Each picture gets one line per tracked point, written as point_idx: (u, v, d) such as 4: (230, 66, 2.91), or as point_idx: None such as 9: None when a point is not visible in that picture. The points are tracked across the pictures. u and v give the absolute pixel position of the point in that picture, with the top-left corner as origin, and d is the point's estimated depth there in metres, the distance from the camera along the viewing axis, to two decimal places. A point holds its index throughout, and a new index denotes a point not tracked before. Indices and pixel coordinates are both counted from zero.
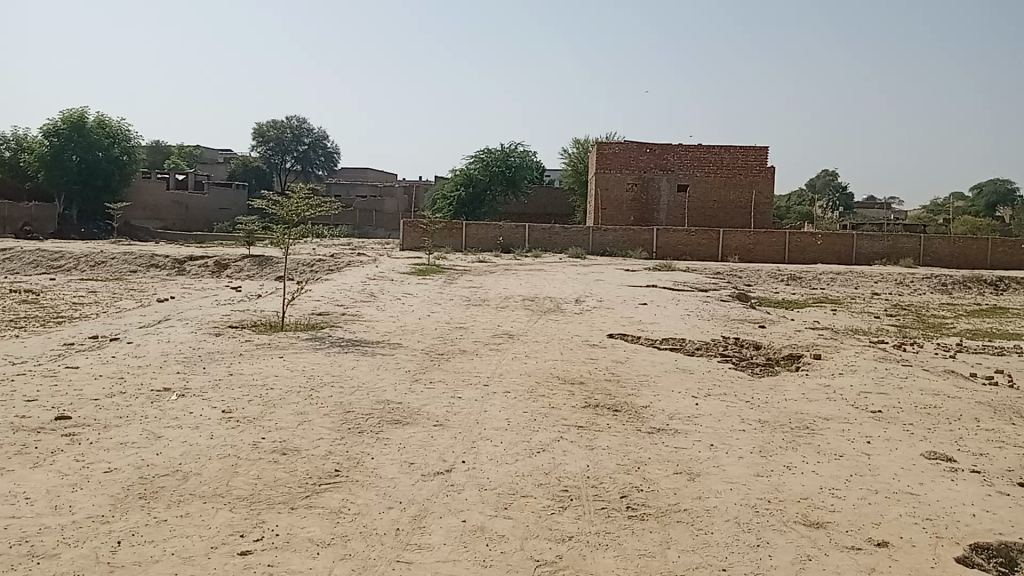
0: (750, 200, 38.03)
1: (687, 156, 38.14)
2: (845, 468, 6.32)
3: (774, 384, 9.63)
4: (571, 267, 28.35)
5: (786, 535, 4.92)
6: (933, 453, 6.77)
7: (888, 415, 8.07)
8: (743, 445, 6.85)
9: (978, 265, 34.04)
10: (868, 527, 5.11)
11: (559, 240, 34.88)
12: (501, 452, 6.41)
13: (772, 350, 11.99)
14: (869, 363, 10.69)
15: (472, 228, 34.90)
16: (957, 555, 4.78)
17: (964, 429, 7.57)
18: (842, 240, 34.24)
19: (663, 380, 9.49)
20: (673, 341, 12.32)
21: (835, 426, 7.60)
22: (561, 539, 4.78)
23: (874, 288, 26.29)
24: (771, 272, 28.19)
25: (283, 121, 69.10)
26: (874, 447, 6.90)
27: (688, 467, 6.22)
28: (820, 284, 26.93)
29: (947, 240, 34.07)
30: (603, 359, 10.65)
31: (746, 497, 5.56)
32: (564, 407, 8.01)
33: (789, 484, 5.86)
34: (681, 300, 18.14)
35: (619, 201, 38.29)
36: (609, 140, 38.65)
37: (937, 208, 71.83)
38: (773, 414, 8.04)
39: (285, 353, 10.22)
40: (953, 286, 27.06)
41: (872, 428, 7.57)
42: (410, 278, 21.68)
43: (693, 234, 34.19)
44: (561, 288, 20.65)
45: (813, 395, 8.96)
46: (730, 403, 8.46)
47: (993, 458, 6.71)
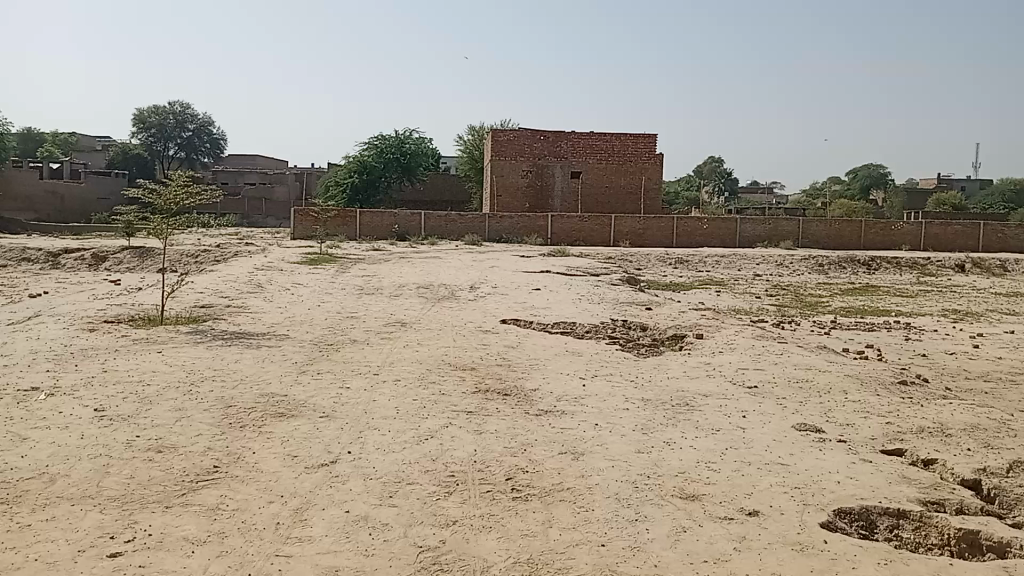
0: (640, 187, 38.87)
1: (580, 143, 38.65)
2: (721, 442, 6.57)
3: (658, 364, 9.88)
4: (467, 253, 28.36)
5: (663, 509, 5.08)
6: (803, 425, 7.12)
7: (763, 389, 8.44)
8: (626, 424, 7.03)
9: (852, 246, 35.80)
10: (741, 498, 5.33)
11: (454, 227, 34.80)
12: (388, 441, 6.37)
13: (658, 331, 12.34)
14: (748, 341, 11.15)
15: (366, 216, 34.41)
16: (821, 520, 5.04)
17: (832, 402, 7.99)
18: (726, 224, 35.51)
19: (552, 364, 9.64)
20: (565, 325, 12.49)
21: (713, 402, 7.90)
22: (445, 524, 4.79)
23: (756, 270, 27.37)
24: (660, 255, 28.93)
25: (166, 106, 66.15)
26: (749, 421, 7.21)
27: (572, 447, 6.34)
28: (706, 267, 27.84)
29: (824, 223, 35.68)
30: (495, 345, 10.70)
31: (627, 474, 5.71)
32: (454, 393, 8.02)
33: (668, 460, 6.05)
34: (573, 284, 18.40)
35: (514, 187, 38.54)
36: (503, 127, 38.82)
37: (817, 192, 75.56)
38: (655, 393, 8.29)
39: (165, 347, 9.86)
40: (830, 266, 28.42)
41: (748, 402, 7.90)
42: (301, 268, 21.28)
43: (586, 220, 34.72)
44: (456, 275, 20.63)
45: (694, 372, 9.30)
46: (615, 383, 8.67)
47: (858, 428, 7.11)
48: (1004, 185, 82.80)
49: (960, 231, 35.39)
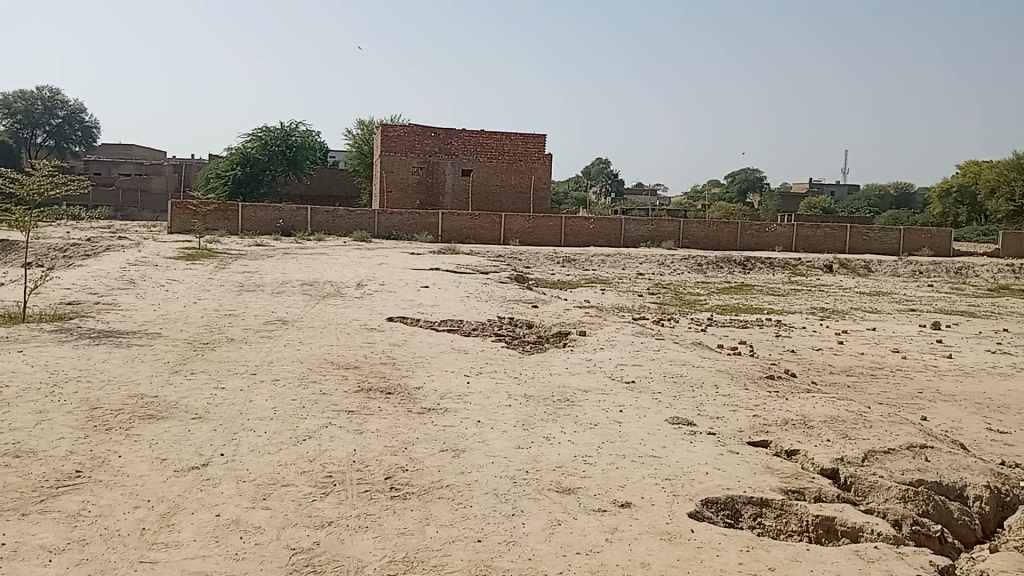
0: (530, 186, 39.28)
1: (470, 141, 38.69)
2: (598, 436, 6.74)
3: (541, 361, 10.03)
4: (354, 250, 27.97)
5: (539, 503, 5.18)
6: (676, 419, 7.39)
7: (640, 384, 8.72)
8: (508, 420, 7.12)
9: (729, 247, 37.30)
10: (615, 490, 5.50)
11: (342, 223, 34.25)
12: (263, 442, 6.23)
13: (543, 329, 12.53)
14: (628, 338, 11.46)
15: (249, 210, 33.41)
16: (689, 510, 5.24)
17: (704, 395, 8.33)
18: (612, 224, 36.37)
19: (437, 361, 9.65)
20: (451, 322, 12.51)
21: (592, 397, 8.10)
22: (320, 525, 4.74)
23: (639, 269, 28.15)
24: (548, 254, 29.29)
25: (33, 91, 62.28)
26: (626, 415, 7.43)
27: (453, 444, 6.37)
28: (592, 265, 28.42)
29: (703, 224, 37.03)
30: (380, 343, 10.62)
31: (506, 469, 5.79)
32: (335, 392, 7.91)
33: (547, 454, 6.17)
34: (461, 282, 18.42)
35: (404, 183, 38.25)
36: (393, 122, 38.44)
37: (698, 194, 78.29)
38: (538, 389, 8.42)
39: (25, 346, 9.30)
40: (708, 266, 29.52)
41: (625, 397, 8.15)
42: (178, 263, 20.45)
43: (476, 218, 34.82)
44: (342, 272, 20.31)
45: (576, 368, 9.51)
46: (499, 379, 8.76)
47: (727, 420, 7.45)
48: (869, 191, 88.10)
49: (829, 233, 37.38)
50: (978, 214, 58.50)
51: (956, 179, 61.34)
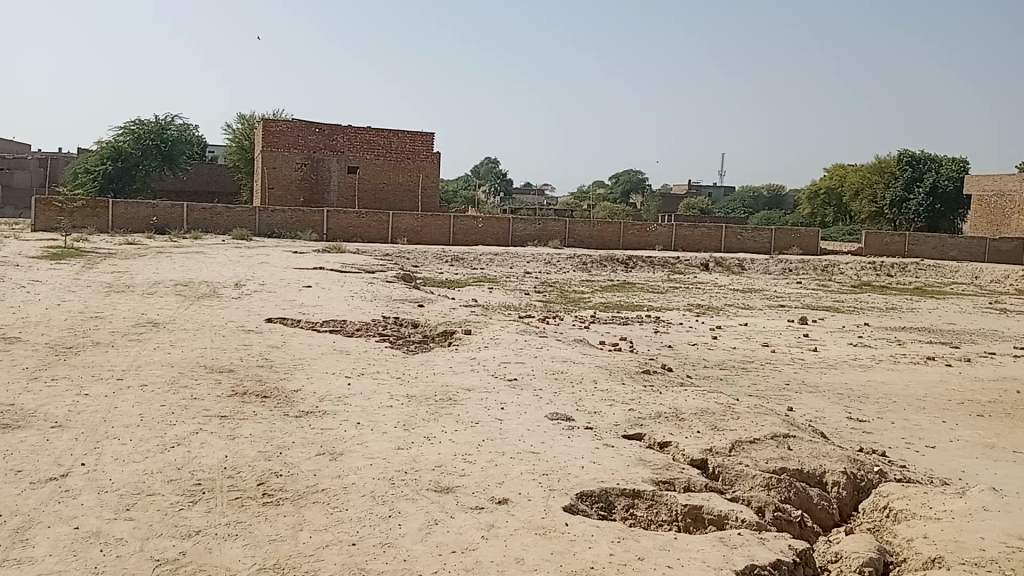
0: (417, 184, 39.06)
1: (356, 138, 38.09)
2: (479, 434, 6.78)
3: (425, 360, 10.00)
4: (234, 248, 27.08)
5: (416, 503, 5.17)
6: (556, 414, 7.52)
7: (521, 381, 8.83)
8: (388, 421, 7.06)
9: (613, 246, 38.19)
10: (492, 487, 5.54)
11: (222, 221, 33.14)
12: (128, 450, 5.96)
13: (428, 328, 12.48)
14: (512, 336, 11.57)
15: (120, 206, 31.85)
16: (564, 504, 5.33)
17: (583, 391, 8.50)
18: (500, 223, 36.60)
19: (317, 363, 9.47)
20: (333, 323, 12.28)
21: (474, 395, 8.13)
22: (187, 535, 4.58)
23: (526, 267, 28.45)
24: (436, 252, 29.19)
25: None
26: (506, 412, 7.50)
27: (330, 447, 6.27)
28: (480, 264, 28.53)
29: (588, 224, 37.76)
30: (257, 345, 10.33)
31: (384, 471, 5.74)
32: (208, 397, 7.65)
33: (427, 454, 6.16)
34: (345, 281, 18.14)
35: (288, 180, 37.34)
36: (275, 117, 37.42)
37: (583, 194, 79.87)
38: (420, 389, 8.39)
39: None
40: (593, 265, 30.11)
41: (507, 395, 8.22)
42: (40, 263, 19.27)
43: (363, 216, 34.35)
44: (219, 271, 19.61)
45: (458, 367, 9.53)
46: (380, 380, 8.67)
47: (605, 415, 7.63)
48: (745, 192, 92.11)
49: (706, 233, 38.78)
50: (843, 214, 61.97)
51: (823, 181, 64.91)
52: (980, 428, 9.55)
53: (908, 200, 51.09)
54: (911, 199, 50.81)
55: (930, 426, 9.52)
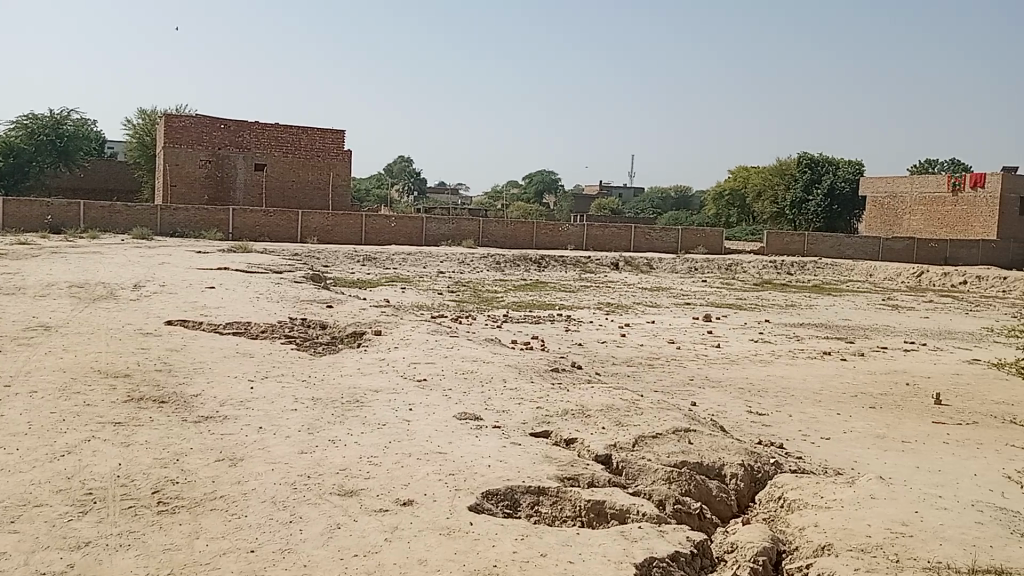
0: (327, 183, 38.46)
1: (264, 135, 37.23)
2: (385, 436, 6.73)
3: (332, 362, 9.86)
4: (135, 248, 26.11)
5: (319, 508, 5.10)
6: (464, 414, 7.53)
7: (430, 382, 8.80)
8: (291, 425, 6.93)
9: (526, 245, 38.45)
10: (396, 489, 5.52)
11: (122, 220, 31.92)
12: (13, 461, 5.68)
13: (336, 329, 12.31)
14: (423, 336, 11.53)
15: (11, 204, 30.32)
16: (470, 503, 5.33)
17: (492, 390, 8.54)
18: (412, 223, 36.39)
19: (220, 366, 9.22)
20: (238, 324, 11.98)
21: (382, 397, 8.07)
22: (76, 546, 4.41)
23: (439, 267, 28.37)
24: (347, 252, 28.80)
25: None
26: (414, 414, 7.46)
27: (231, 453, 6.13)
28: (392, 264, 28.31)
29: (501, 223, 37.91)
30: (157, 348, 10.00)
31: (286, 476, 5.64)
32: (102, 403, 7.36)
33: (331, 458, 6.09)
34: (251, 282, 17.71)
35: (192, 177, 36.27)
36: (178, 112, 36.25)
37: (497, 194, 80.20)
38: (326, 391, 8.27)
39: None
40: (506, 264, 30.24)
41: (415, 395, 8.19)
42: None
43: (271, 214, 33.61)
44: (118, 272, 18.88)
45: (367, 368, 9.44)
46: (285, 383, 8.51)
47: (513, 414, 7.68)
48: (654, 193, 94.12)
49: (617, 232, 39.45)
50: (747, 215, 64.03)
51: (729, 183, 66.91)
52: (871, 420, 10.02)
53: (807, 201, 53.15)
54: (810, 200, 52.88)
55: (824, 418, 9.93)
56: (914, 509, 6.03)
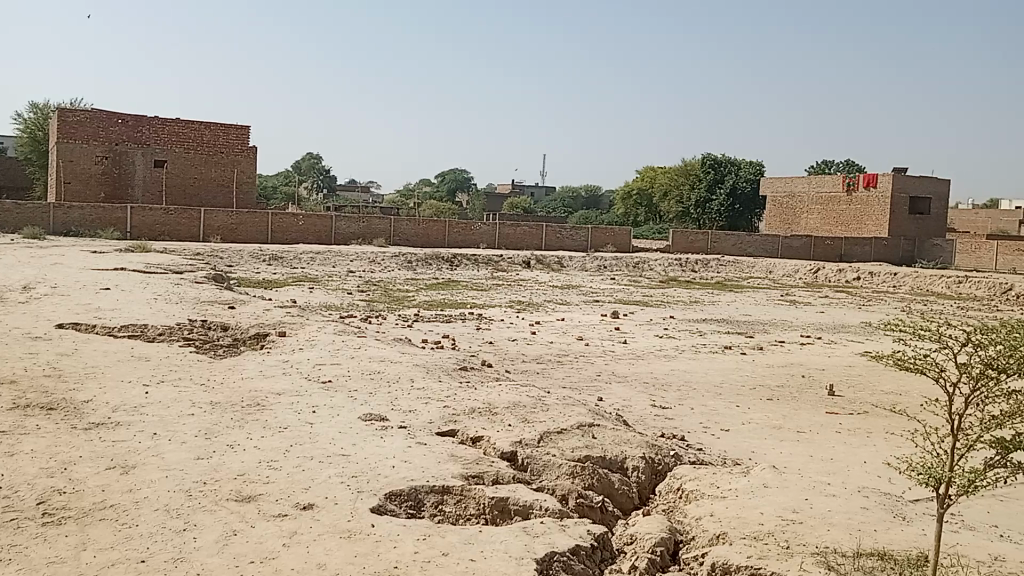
0: (232, 180, 37.45)
1: (164, 130, 35.95)
2: (286, 439, 6.62)
3: (234, 364, 9.63)
4: (23, 248, 24.83)
5: (215, 515, 4.99)
6: (368, 415, 7.47)
7: (335, 383, 8.69)
8: (189, 430, 6.75)
9: (438, 244, 38.34)
10: (296, 493, 5.44)
11: (10, 219, 30.35)
12: None
13: (239, 331, 12.02)
14: (329, 336, 11.37)
15: None
16: (372, 505, 5.29)
17: (398, 390, 8.49)
18: (321, 221, 35.82)
19: (114, 371, 8.88)
20: (134, 327, 11.55)
21: (284, 400, 7.92)
22: None
23: (349, 266, 28.02)
24: (252, 251, 28.13)
25: None
26: (317, 416, 7.36)
27: (123, 460, 5.92)
28: (300, 263, 27.82)
29: (413, 222, 37.68)
30: (45, 353, 9.55)
31: (181, 483, 5.49)
32: None
33: (229, 463, 5.96)
34: (150, 283, 17.12)
35: (87, 174, 34.81)
36: (71, 106, 34.71)
37: (408, 192, 79.78)
38: (226, 395, 8.07)
39: None
40: (417, 263, 30.06)
41: (319, 397, 8.08)
42: None
43: (172, 213, 32.50)
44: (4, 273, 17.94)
45: (270, 371, 9.25)
46: (183, 388, 8.26)
47: (418, 413, 7.66)
48: (564, 192, 95.26)
49: (528, 231, 39.73)
50: (655, 214, 65.50)
51: (636, 183, 68.23)
52: (768, 411, 10.40)
53: (711, 200, 54.71)
54: (713, 200, 54.47)
55: (725, 411, 10.26)
56: (804, 496, 6.29)
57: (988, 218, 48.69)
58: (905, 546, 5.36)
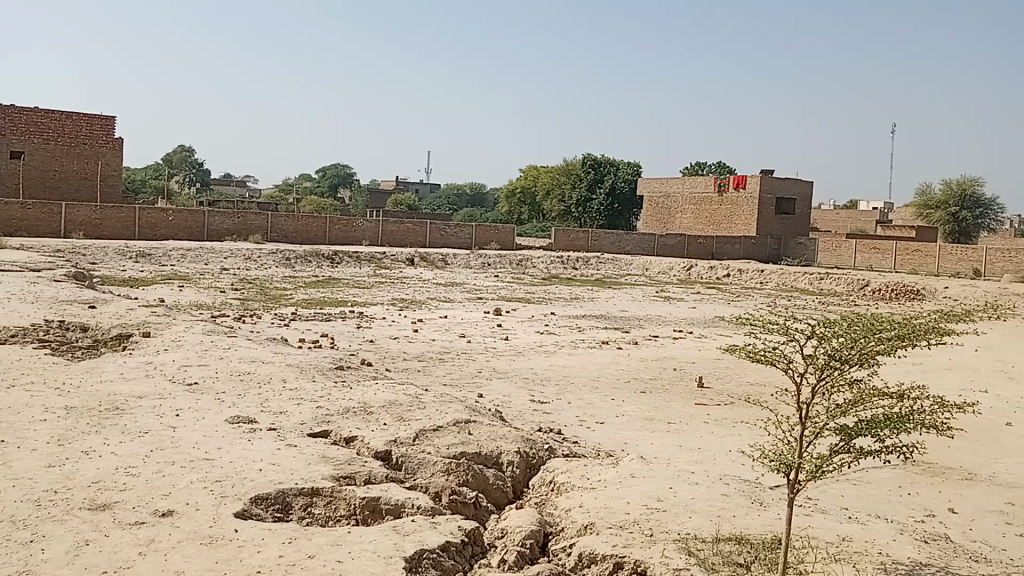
0: (96, 172, 35.38)
1: (22, 119, 33.92)
2: (147, 444, 6.36)
3: (93, 367, 9.17)
4: None
5: (65, 525, 4.74)
6: (236, 417, 7.26)
7: (203, 385, 8.39)
8: (39, 437, 6.38)
9: (317, 241, 37.60)
10: (157, 499, 5.24)
11: None
12: None
13: (100, 332, 11.44)
14: (197, 337, 10.97)
15: None
16: (236, 510, 5.15)
17: (269, 391, 8.29)
18: (193, 216, 34.52)
19: None
20: None
21: (146, 404, 7.59)
22: None
23: (223, 264, 27.11)
24: (118, 247, 26.79)
25: None
26: (181, 420, 7.10)
27: None
28: (170, 261, 26.71)
29: (291, 218, 36.80)
30: None
31: (29, 493, 5.19)
32: None
33: (83, 470, 5.67)
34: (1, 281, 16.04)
35: None
36: None
37: (286, 186, 78.01)
38: (82, 399, 7.66)
39: None
40: (296, 260, 29.36)
41: (185, 400, 7.79)
42: None
43: (29, 207, 30.41)
44: None
45: (132, 373, 8.85)
46: (34, 393, 7.79)
47: (289, 415, 7.50)
48: (448, 189, 95.27)
49: (410, 229, 39.49)
50: (537, 212, 66.39)
51: (518, 181, 68.92)
52: (642, 404, 10.73)
53: (591, 199, 55.88)
54: (593, 199, 55.66)
55: (601, 404, 10.52)
56: (669, 485, 6.54)
57: (847, 218, 51.80)
58: (761, 530, 5.64)
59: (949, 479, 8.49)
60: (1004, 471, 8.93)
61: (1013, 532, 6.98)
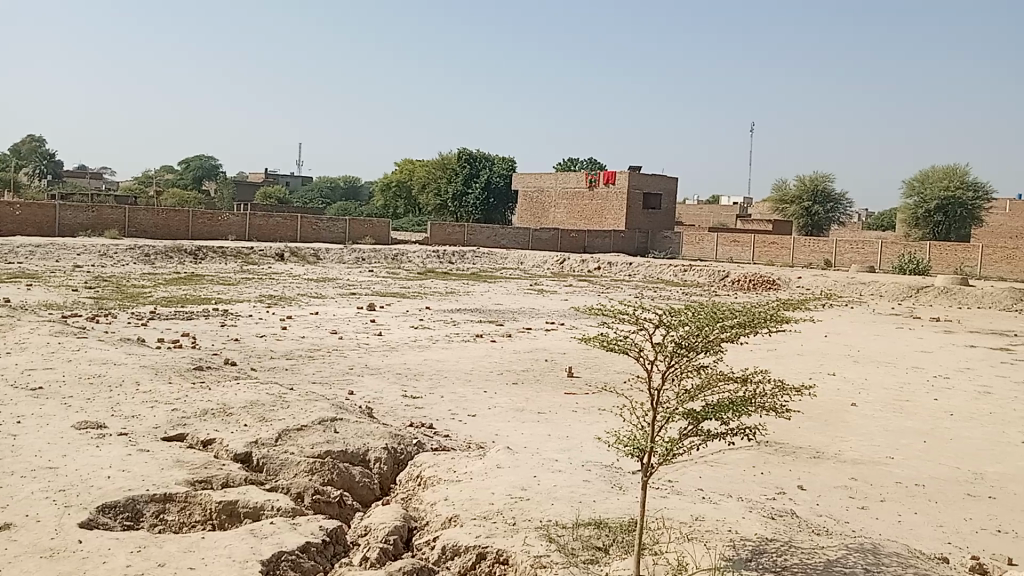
0: None
1: None
2: None
3: None
4: None
5: None
6: (84, 423, 6.91)
7: (48, 390, 7.93)
8: None
9: (181, 236, 36.08)
10: None
11: None
12: None
13: None
14: (43, 338, 10.34)
15: None
16: (80, 520, 4.91)
17: (121, 394, 7.92)
18: (43, 211, 32.41)
19: None
20: None
21: None
22: None
23: (76, 261, 25.62)
24: None
25: None
26: (23, 427, 6.69)
27: None
28: (16, 258, 25.01)
29: (151, 212, 35.14)
30: None
31: None
32: None
33: None
34: None
35: None
36: None
37: (147, 178, 74.51)
38: None
39: None
40: (157, 256, 28.09)
41: (27, 406, 7.34)
42: None
43: None
44: None
45: None
46: None
47: (143, 419, 7.19)
48: (321, 183, 93.42)
49: (280, 223, 38.51)
50: (412, 207, 66.06)
51: (393, 175, 68.37)
52: (513, 395, 10.89)
53: (467, 193, 56.06)
54: (468, 193, 55.88)
55: (473, 397, 10.60)
56: (533, 473, 6.67)
57: (711, 213, 54.11)
58: (619, 514, 5.84)
59: (798, 457, 9.05)
60: (848, 448, 9.58)
61: (854, 505, 7.51)
